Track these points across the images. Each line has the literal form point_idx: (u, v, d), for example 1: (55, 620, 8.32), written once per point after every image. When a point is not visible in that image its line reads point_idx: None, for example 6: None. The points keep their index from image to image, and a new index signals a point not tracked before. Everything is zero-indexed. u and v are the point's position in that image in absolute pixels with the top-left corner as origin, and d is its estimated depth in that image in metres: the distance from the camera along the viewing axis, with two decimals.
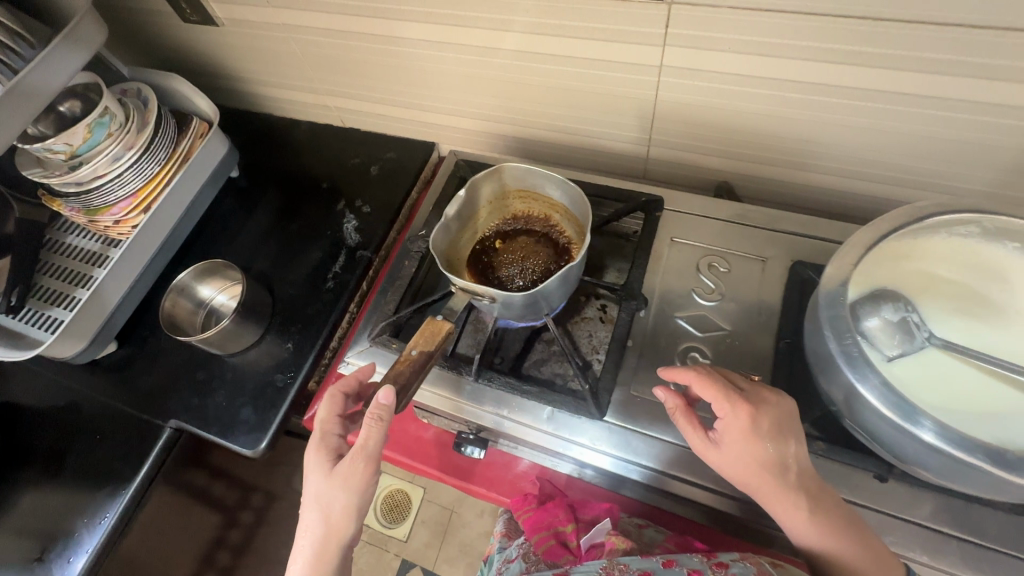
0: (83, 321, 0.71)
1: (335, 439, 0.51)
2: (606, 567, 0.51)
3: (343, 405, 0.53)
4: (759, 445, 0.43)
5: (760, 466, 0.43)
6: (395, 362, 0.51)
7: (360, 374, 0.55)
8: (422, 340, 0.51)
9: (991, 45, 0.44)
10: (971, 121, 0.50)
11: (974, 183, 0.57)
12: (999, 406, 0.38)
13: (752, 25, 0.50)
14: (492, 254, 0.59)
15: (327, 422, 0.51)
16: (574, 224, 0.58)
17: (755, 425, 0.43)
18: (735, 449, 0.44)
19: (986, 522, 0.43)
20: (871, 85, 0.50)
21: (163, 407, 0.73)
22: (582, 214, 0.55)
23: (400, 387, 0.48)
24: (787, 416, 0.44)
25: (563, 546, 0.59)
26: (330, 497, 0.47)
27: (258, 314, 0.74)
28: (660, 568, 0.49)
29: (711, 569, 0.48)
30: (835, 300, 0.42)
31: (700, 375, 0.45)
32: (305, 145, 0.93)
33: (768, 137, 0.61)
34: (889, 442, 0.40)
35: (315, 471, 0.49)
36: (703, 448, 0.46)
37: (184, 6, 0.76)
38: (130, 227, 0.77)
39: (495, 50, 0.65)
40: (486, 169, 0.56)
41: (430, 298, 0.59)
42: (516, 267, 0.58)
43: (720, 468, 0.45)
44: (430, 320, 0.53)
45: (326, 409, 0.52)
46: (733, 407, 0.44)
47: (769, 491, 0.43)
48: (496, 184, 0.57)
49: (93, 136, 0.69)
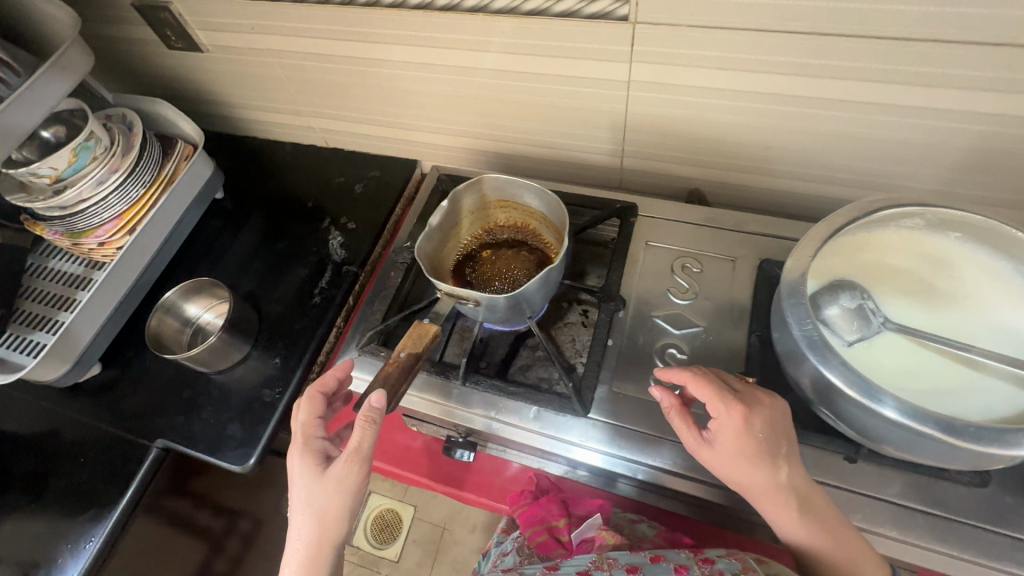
0: (67, 343, 0.71)
1: (319, 442, 0.53)
2: (597, 562, 0.53)
3: (323, 406, 0.55)
4: (751, 446, 0.44)
5: (750, 466, 0.45)
6: (383, 364, 0.52)
7: (340, 374, 0.56)
8: (410, 342, 0.53)
9: (924, 55, 0.48)
10: (914, 124, 0.54)
11: (925, 182, 0.61)
12: (950, 381, 0.42)
13: (709, 42, 0.54)
14: (474, 263, 0.61)
15: (309, 426, 0.54)
16: (554, 230, 0.59)
17: (747, 425, 0.45)
18: (726, 448, 0.45)
19: (949, 496, 0.46)
20: (821, 94, 0.55)
21: (150, 427, 0.72)
22: (561, 221, 0.57)
23: (390, 390, 0.49)
24: (780, 418, 0.46)
25: (556, 541, 0.63)
26: (325, 498, 0.49)
27: (244, 330, 0.74)
28: (648, 563, 0.51)
29: (698, 565, 0.50)
30: (796, 290, 0.44)
31: (695, 376, 0.47)
32: (289, 166, 0.95)
33: (733, 145, 0.65)
34: (856, 422, 0.43)
35: (304, 473, 0.51)
36: (696, 446, 0.48)
37: (169, 34, 0.78)
38: (115, 248, 0.77)
39: (472, 70, 0.68)
40: (466, 181, 0.57)
41: (416, 307, 0.60)
42: (499, 275, 0.60)
43: (711, 467, 0.47)
44: (417, 322, 0.54)
45: (308, 414, 0.54)
46: (727, 408, 0.45)
47: (757, 489, 0.45)
48: (475, 195, 0.59)
49: (78, 160, 0.71)
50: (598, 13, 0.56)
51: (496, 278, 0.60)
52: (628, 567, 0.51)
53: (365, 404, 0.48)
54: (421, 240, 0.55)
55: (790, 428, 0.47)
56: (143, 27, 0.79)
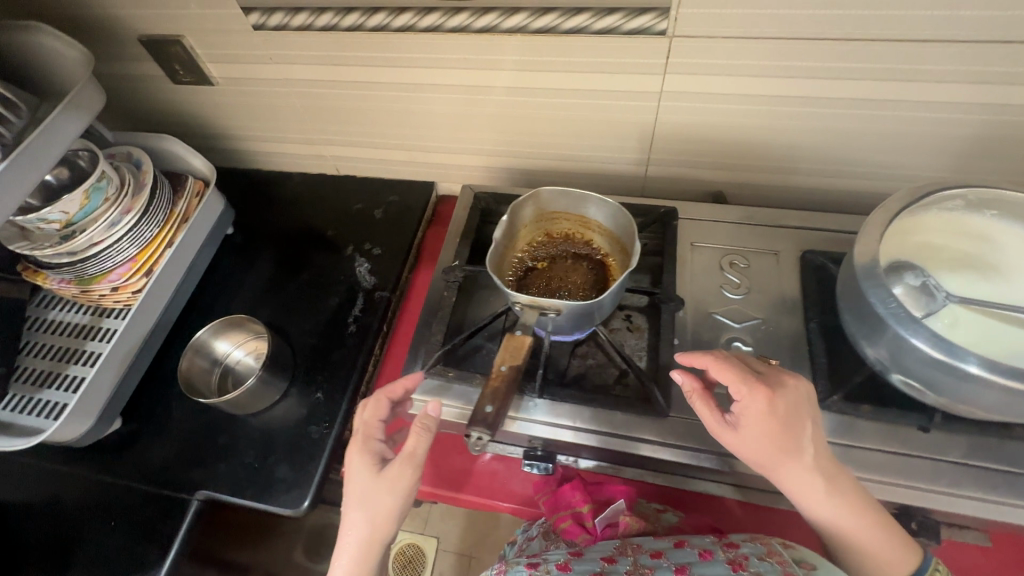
0: (90, 397, 0.66)
1: (378, 444, 0.53)
2: (621, 547, 0.56)
3: (387, 411, 0.55)
4: (775, 427, 0.46)
5: (773, 447, 0.46)
6: (486, 381, 0.51)
7: (406, 385, 0.56)
8: (508, 354, 0.52)
9: (941, 54, 0.53)
10: (930, 118, 0.60)
11: (936, 170, 0.66)
12: (1015, 344, 0.46)
13: (744, 51, 0.57)
14: (534, 275, 0.62)
15: (370, 425, 0.54)
16: (614, 240, 0.61)
17: (770, 408, 0.46)
18: (750, 430, 0.47)
19: (1018, 453, 0.49)
20: (846, 95, 0.59)
21: (186, 479, 0.68)
22: (622, 228, 0.59)
23: (502, 405, 0.49)
24: (805, 399, 0.47)
25: (581, 526, 0.62)
26: (377, 499, 0.50)
27: (282, 366, 0.71)
28: (671, 547, 0.55)
29: (723, 549, 0.53)
30: (872, 271, 0.47)
31: (717, 362, 0.49)
32: (299, 196, 0.93)
33: (757, 146, 0.69)
34: (937, 388, 0.45)
35: (358, 473, 0.51)
36: (719, 429, 0.49)
37: (178, 68, 0.76)
38: (130, 292, 0.73)
39: (505, 89, 0.69)
40: (526, 195, 0.58)
41: (481, 324, 0.62)
42: (561, 286, 0.61)
43: (736, 449, 0.49)
44: (510, 336, 0.54)
45: (370, 412, 0.55)
46: (751, 391, 0.47)
47: (780, 469, 0.47)
48: (537, 207, 0.60)
49: (90, 202, 0.67)
50: (637, 28, 0.57)
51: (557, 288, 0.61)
52: (652, 552, 0.54)
53: (423, 412, 0.52)
54: (489, 252, 0.56)
55: (815, 409, 0.48)
56: (149, 62, 0.76)
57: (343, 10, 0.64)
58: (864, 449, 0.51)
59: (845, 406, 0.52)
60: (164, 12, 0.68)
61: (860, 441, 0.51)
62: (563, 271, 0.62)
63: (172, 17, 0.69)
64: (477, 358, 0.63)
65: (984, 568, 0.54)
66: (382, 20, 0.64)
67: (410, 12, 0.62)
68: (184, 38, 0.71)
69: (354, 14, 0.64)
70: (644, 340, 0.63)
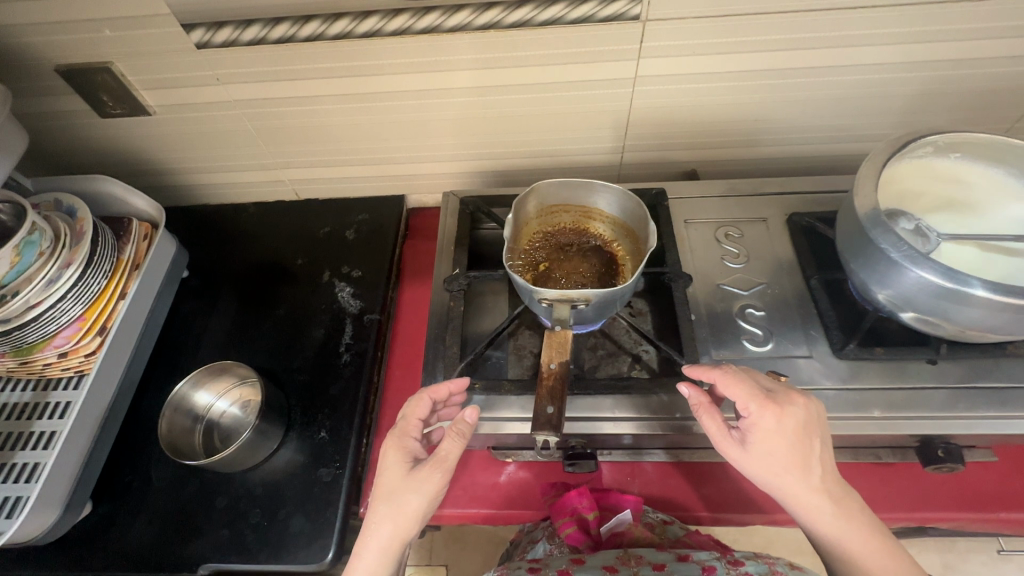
0: (52, 484, 0.58)
1: (413, 441, 0.54)
2: (624, 558, 0.56)
3: (427, 411, 0.55)
4: (783, 444, 0.46)
5: (781, 464, 0.46)
6: (537, 380, 0.52)
7: (451, 389, 0.55)
8: (553, 352, 0.53)
9: (894, 19, 0.57)
10: (881, 80, 0.64)
11: (883, 128, 0.72)
12: (1000, 266, 0.50)
13: (716, 29, 0.59)
14: (547, 270, 0.63)
15: (409, 422, 0.55)
16: (619, 227, 0.65)
17: (779, 424, 0.46)
18: (758, 447, 0.47)
19: (1016, 370, 0.54)
20: (808, 64, 0.62)
21: (182, 554, 0.60)
22: (626, 211, 0.62)
23: (557, 405, 0.49)
24: (814, 419, 0.47)
25: (585, 532, 0.61)
26: (404, 498, 0.50)
27: (277, 413, 0.65)
28: (675, 560, 0.56)
29: (727, 567, 0.54)
30: (877, 219, 0.50)
31: (725, 376, 0.49)
32: (258, 227, 0.86)
33: (727, 123, 0.71)
34: (952, 319, 0.48)
35: (392, 466, 0.52)
36: (726, 444, 0.49)
37: (106, 99, 0.68)
38: (82, 355, 0.63)
39: (478, 89, 0.67)
40: (528, 191, 0.60)
41: (499, 330, 0.61)
42: (576, 275, 0.63)
43: (742, 465, 0.48)
44: (550, 333, 0.54)
45: (413, 407, 0.55)
46: (759, 408, 0.47)
47: (787, 486, 0.46)
48: (540, 200, 0.63)
49: (22, 259, 0.58)
50: (612, 15, 0.57)
51: (573, 278, 0.62)
52: (655, 564, 0.55)
53: (459, 417, 0.53)
54: (506, 244, 0.58)
55: (824, 427, 0.48)
56: (70, 96, 0.68)
57: (301, 19, 0.58)
58: (884, 389, 0.54)
59: (861, 351, 0.55)
60: (85, 36, 0.60)
61: (876, 381, 0.54)
62: (574, 262, 0.63)
63: (96, 43, 0.61)
64: (488, 367, 0.64)
65: (995, 481, 0.58)
66: (345, 27, 0.59)
67: (376, 15, 0.58)
68: (112, 64, 0.64)
69: (313, 23, 0.59)
70: (649, 322, 0.64)
